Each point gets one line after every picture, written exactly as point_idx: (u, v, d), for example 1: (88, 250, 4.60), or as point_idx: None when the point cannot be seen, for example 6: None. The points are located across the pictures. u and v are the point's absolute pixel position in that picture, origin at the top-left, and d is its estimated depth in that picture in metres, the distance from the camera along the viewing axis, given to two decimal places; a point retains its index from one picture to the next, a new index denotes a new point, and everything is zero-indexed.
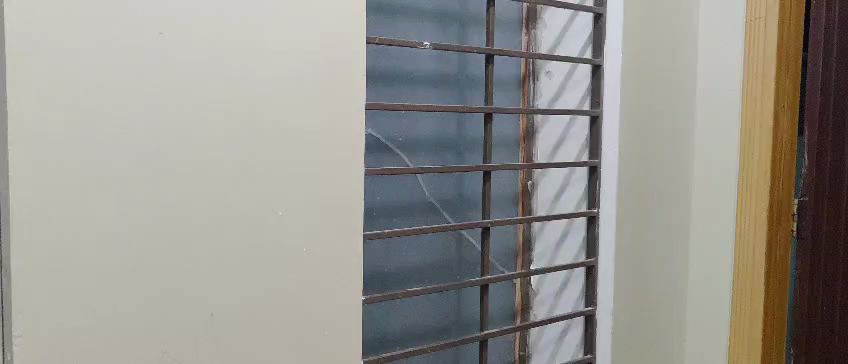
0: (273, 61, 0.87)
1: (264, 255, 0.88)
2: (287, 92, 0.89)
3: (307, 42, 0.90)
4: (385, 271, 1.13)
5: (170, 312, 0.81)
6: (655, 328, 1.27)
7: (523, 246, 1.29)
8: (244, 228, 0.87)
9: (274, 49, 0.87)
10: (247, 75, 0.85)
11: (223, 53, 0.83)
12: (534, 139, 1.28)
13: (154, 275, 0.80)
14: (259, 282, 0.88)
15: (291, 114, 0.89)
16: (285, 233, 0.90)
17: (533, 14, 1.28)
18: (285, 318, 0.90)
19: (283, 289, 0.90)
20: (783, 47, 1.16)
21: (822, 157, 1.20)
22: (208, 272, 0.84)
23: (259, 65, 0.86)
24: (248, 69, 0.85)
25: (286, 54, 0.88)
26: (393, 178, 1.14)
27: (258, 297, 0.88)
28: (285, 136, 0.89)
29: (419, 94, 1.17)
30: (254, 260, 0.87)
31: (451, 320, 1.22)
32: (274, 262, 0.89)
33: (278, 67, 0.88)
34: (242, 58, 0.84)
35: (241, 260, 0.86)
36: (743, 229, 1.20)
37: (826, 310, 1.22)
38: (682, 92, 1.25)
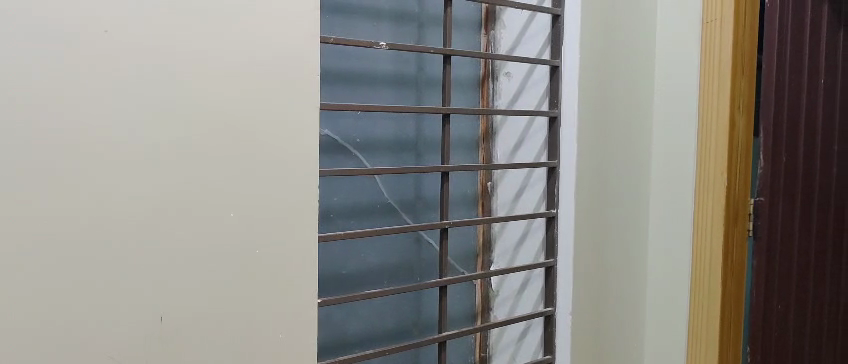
0: (234, 57, 0.83)
1: (217, 258, 0.83)
2: (249, 90, 0.84)
3: (265, 37, 0.85)
4: (340, 274, 1.15)
5: (120, 317, 0.77)
6: (616, 325, 1.34)
7: (484, 245, 1.36)
8: (191, 233, 0.81)
9: (235, 45, 0.83)
10: (205, 71, 0.81)
11: (171, 49, 0.78)
12: (494, 143, 1.34)
13: (103, 280, 0.75)
14: (208, 286, 0.83)
15: (244, 110, 0.84)
16: (235, 237, 0.85)
17: (492, 15, 1.32)
18: (239, 322, 0.85)
19: (231, 295, 0.85)
20: (739, 51, 1.26)
21: (775, 157, 1.38)
22: (159, 276, 0.79)
23: (219, 61, 0.82)
24: (203, 66, 0.80)
25: (244, 49, 0.84)
26: (349, 179, 1.16)
27: (208, 302, 0.83)
28: (246, 135, 0.85)
29: (377, 94, 1.19)
30: (206, 263, 0.83)
31: (411, 322, 1.26)
32: (228, 265, 0.84)
33: (232, 66, 0.83)
34: (201, 53, 0.80)
35: (190, 266, 0.81)
36: (698, 224, 1.31)
37: (771, 290, 1.41)
38: (642, 96, 1.35)
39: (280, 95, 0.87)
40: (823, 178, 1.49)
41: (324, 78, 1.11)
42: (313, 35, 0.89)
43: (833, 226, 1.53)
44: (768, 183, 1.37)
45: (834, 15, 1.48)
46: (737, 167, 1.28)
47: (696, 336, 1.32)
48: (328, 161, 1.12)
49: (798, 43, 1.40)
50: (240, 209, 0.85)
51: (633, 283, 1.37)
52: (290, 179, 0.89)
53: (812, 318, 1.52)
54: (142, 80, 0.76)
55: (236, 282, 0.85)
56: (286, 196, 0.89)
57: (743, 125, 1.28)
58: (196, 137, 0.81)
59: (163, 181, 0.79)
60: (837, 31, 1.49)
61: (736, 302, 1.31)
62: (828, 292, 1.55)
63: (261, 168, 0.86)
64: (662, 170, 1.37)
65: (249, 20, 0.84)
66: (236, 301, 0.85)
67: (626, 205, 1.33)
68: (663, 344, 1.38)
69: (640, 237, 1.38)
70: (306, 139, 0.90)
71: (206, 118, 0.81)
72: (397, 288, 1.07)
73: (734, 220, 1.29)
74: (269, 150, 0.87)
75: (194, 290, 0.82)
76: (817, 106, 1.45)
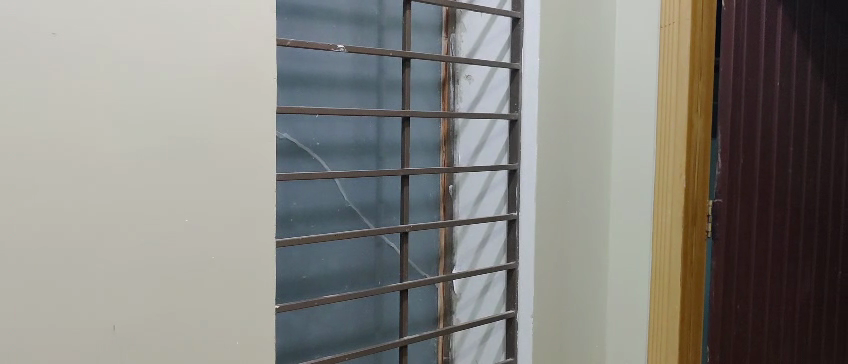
0: (191, 59, 0.80)
1: (173, 266, 0.80)
2: (205, 93, 0.82)
3: (221, 38, 0.83)
4: (301, 278, 1.14)
5: (71, 330, 0.73)
6: (577, 326, 1.34)
7: (446, 248, 1.34)
8: (145, 241, 0.78)
9: (191, 46, 0.80)
10: (159, 72, 0.78)
11: (124, 50, 0.75)
12: (455, 146, 1.33)
13: (53, 290, 0.72)
14: (164, 295, 0.80)
15: (200, 113, 0.82)
16: (192, 243, 0.82)
17: (452, 18, 1.30)
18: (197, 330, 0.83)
19: (188, 304, 0.82)
20: (696, 54, 1.27)
21: (734, 158, 1.40)
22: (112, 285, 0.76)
23: (174, 62, 0.79)
24: (157, 68, 0.78)
25: (199, 51, 0.81)
26: (310, 183, 1.15)
27: (165, 311, 0.80)
28: (201, 139, 0.82)
29: (336, 97, 1.18)
30: (162, 271, 0.80)
31: (373, 326, 1.26)
32: (184, 272, 0.81)
33: (187, 68, 0.80)
34: (155, 54, 0.77)
35: (145, 275, 0.78)
36: (658, 226, 1.32)
37: (729, 289, 1.43)
38: (601, 99, 1.36)
39: (236, 98, 0.85)
40: (778, 179, 1.52)
41: (283, 81, 1.09)
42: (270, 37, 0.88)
43: (788, 226, 1.56)
44: (726, 185, 1.38)
45: (789, 19, 1.50)
46: (695, 169, 1.29)
47: (657, 336, 1.33)
48: (286, 164, 1.11)
49: (755, 46, 1.41)
50: (197, 214, 0.82)
51: (594, 283, 1.38)
52: (246, 184, 0.87)
53: (770, 318, 1.54)
54: (93, 81, 0.73)
55: (192, 289, 0.82)
56: (243, 202, 0.87)
57: (701, 127, 1.29)
58: (150, 140, 0.78)
59: (115, 186, 0.75)
60: (792, 35, 1.52)
61: (695, 302, 1.32)
62: (784, 291, 1.58)
63: (217, 174, 0.84)
64: (622, 173, 1.38)
65: (204, 21, 0.81)
66: (193, 310, 0.82)
67: (586, 207, 1.34)
68: (623, 344, 1.39)
69: (601, 239, 1.39)
70: (263, 144, 0.88)
71: (161, 121, 0.78)
72: (357, 292, 1.05)
73: (693, 221, 1.30)
74: (225, 154, 0.84)
75: (149, 299, 0.79)
76: (773, 108, 1.48)
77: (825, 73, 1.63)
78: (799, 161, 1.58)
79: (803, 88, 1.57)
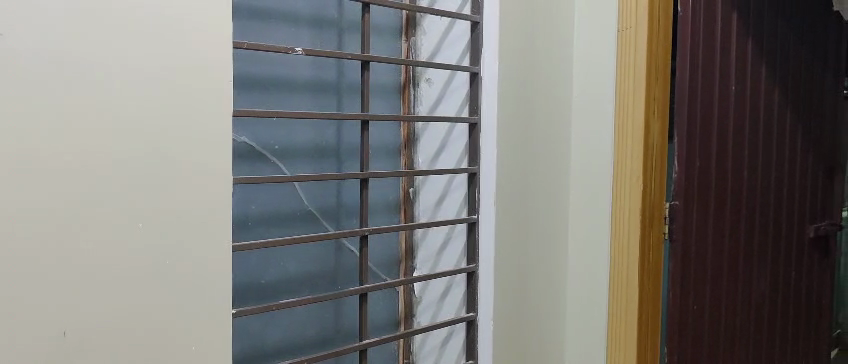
0: (150, 58, 0.76)
1: (131, 276, 0.75)
2: (160, 89, 0.77)
3: (176, 33, 0.78)
4: (259, 283, 1.13)
5: (21, 346, 0.68)
6: (537, 327, 1.35)
7: (406, 251, 1.35)
8: (101, 250, 0.73)
9: (144, 41, 0.75)
10: (109, 68, 0.72)
11: (78, 47, 0.70)
12: (416, 149, 1.34)
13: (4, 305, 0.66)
14: (121, 307, 0.75)
15: (154, 111, 0.76)
16: (151, 253, 0.77)
17: (411, 22, 1.31)
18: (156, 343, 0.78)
19: (143, 316, 0.76)
20: (653, 58, 1.29)
21: (691, 160, 1.42)
22: (67, 297, 0.71)
23: (125, 56, 0.73)
24: (114, 67, 0.73)
25: (152, 45, 0.76)
26: (268, 187, 1.14)
27: (121, 325, 0.75)
28: (161, 141, 0.77)
29: (296, 99, 1.17)
30: (119, 283, 0.74)
31: (332, 330, 1.25)
32: (143, 283, 0.76)
33: (146, 67, 0.75)
34: (104, 48, 0.72)
35: (101, 286, 0.73)
36: (616, 227, 1.34)
37: (687, 290, 1.44)
38: (560, 105, 1.37)
39: (197, 100, 0.80)
40: (733, 182, 1.54)
41: (240, 84, 1.08)
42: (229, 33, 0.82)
43: (743, 227, 1.59)
44: (683, 187, 1.40)
45: (743, 25, 1.53)
46: (652, 171, 1.32)
47: (617, 336, 1.35)
48: (244, 168, 1.10)
49: (709, 52, 1.44)
50: (156, 222, 0.77)
51: (553, 284, 1.39)
52: (205, 187, 0.82)
53: (726, 319, 1.57)
54: (48, 81, 0.68)
55: (151, 301, 0.77)
56: (200, 205, 0.81)
57: (658, 130, 1.32)
58: (106, 143, 0.73)
59: (62, 188, 0.70)
60: (746, 41, 1.54)
61: (653, 301, 1.34)
62: (740, 293, 1.61)
63: (173, 176, 0.78)
64: (579, 178, 1.40)
65: (165, 20, 0.77)
66: (149, 321, 0.77)
67: (546, 211, 1.35)
68: (584, 346, 1.40)
69: (560, 243, 1.40)
70: (221, 144, 0.83)
71: (119, 123, 0.74)
72: (316, 296, 1.04)
73: (650, 223, 1.32)
74: (181, 154, 0.79)
75: (105, 312, 0.73)
76: (728, 112, 1.50)
77: (778, 78, 1.67)
78: (753, 163, 1.61)
79: (756, 93, 1.60)
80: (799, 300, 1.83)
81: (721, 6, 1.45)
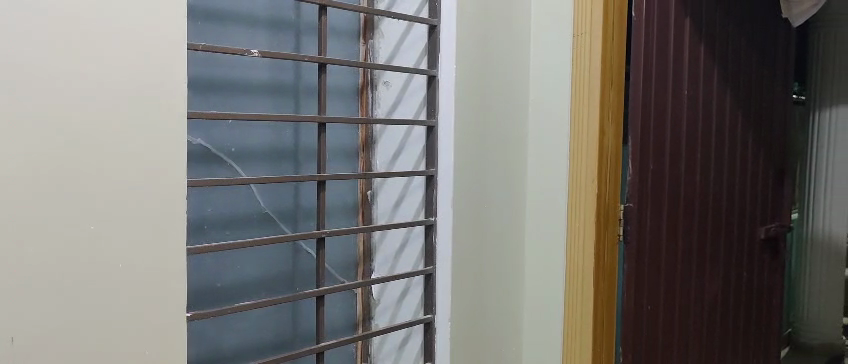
0: (103, 58, 0.75)
1: (83, 279, 0.74)
2: (112, 90, 0.76)
3: (129, 33, 0.77)
4: (216, 286, 1.13)
5: None
6: (494, 328, 1.36)
7: (364, 254, 1.35)
8: (52, 253, 0.72)
9: (96, 41, 0.74)
10: (60, 68, 0.71)
11: (30, 47, 0.69)
12: (373, 151, 1.34)
13: None
14: (73, 311, 0.74)
15: (107, 112, 0.76)
16: (104, 256, 0.76)
17: (369, 25, 1.32)
18: (109, 348, 0.76)
19: (96, 320, 0.75)
20: (607, 63, 1.31)
21: (645, 163, 1.44)
22: (18, 301, 0.69)
23: (77, 56, 0.73)
24: (66, 67, 0.72)
25: (105, 45, 0.75)
26: (224, 190, 1.13)
27: (73, 329, 0.74)
28: (113, 143, 0.76)
29: (252, 101, 1.17)
30: (70, 286, 0.73)
31: (289, 332, 1.25)
32: (95, 286, 0.75)
33: (98, 67, 0.74)
34: (54, 47, 0.71)
35: (52, 290, 0.72)
36: (571, 229, 1.35)
37: (641, 290, 1.46)
38: (516, 109, 1.38)
39: (149, 102, 0.79)
40: (686, 185, 1.57)
41: (197, 86, 1.08)
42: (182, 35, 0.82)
43: (696, 228, 1.62)
44: (637, 189, 1.42)
45: (696, 30, 1.56)
46: (607, 173, 1.33)
47: (572, 335, 1.36)
48: (200, 170, 1.09)
49: (663, 56, 1.46)
50: (109, 224, 0.76)
51: (510, 284, 1.40)
52: (157, 188, 0.81)
53: (679, 318, 1.59)
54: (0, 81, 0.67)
55: (104, 305, 0.76)
56: (153, 206, 0.80)
57: (612, 134, 1.34)
58: (57, 145, 0.72)
59: (13, 189, 0.69)
60: (698, 47, 1.57)
61: (607, 301, 1.36)
62: (693, 293, 1.64)
63: (125, 178, 0.78)
64: (535, 180, 1.42)
65: (118, 21, 0.76)
66: (102, 324, 0.76)
67: (502, 213, 1.36)
68: (540, 345, 1.42)
69: (517, 245, 1.41)
70: (174, 144, 0.82)
71: (71, 124, 0.73)
72: (273, 299, 1.04)
73: (605, 226, 1.34)
74: (134, 156, 0.78)
75: (57, 315, 0.72)
76: (680, 116, 1.53)
77: (730, 81, 1.71)
78: (706, 165, 1.64)
79: (709, 97, 1.63)
80: (750, 299, 1.87)
81: (674, 13, 1.48)
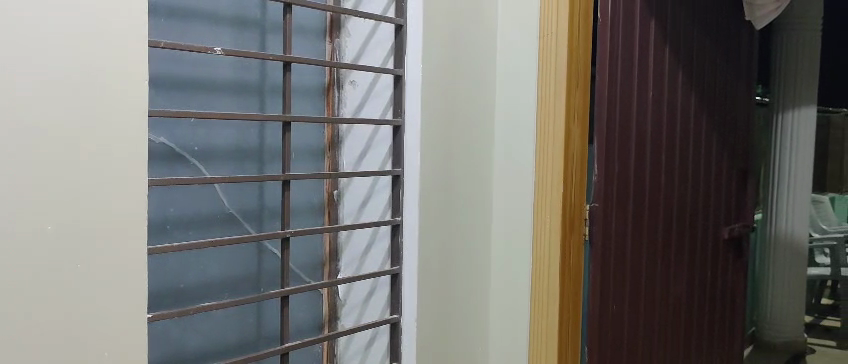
0: (63, 56, 0.73)
1: (41, 281, 0.73)
2: (71, 88, 0.74)
3: (90, 31, 0.76)
4: (178, 287, 1.11)
5: None
6: (461, 329, 1.36)
7: (330, 254, 1.33)
8: (9, 253, 0.70)
9: (56, 38, 0.73)
10: (18, 65, 0.70)
11: None
12: (340, 151, 1.34)
13: None
14: (32, 313, 0.72)
15: (66, 110, 0.74)
16: (63, 258, 0.74)
17: (336, 24, 1.31)
18: (67, 351, 0.75)
19: (54, 322, 0.74)
20: (573, 63, 1.32)
21: (611, 164, 1.45)
22: None
23: (36, 53, 0.71)
24: (24, 64, 0.70)
25: (65, 42, 0.73)
26: (188, 190, 1.12)
27: (31, 331, 0.72)
28: (71, 142, 0.75)
29: (217, 100, 1.15)
30: (28, 288, 0.71)
31: (253, 333, 1.24)
32: (54, 288, 0.74)
33: (57, 65, 0.73)
34: (13, 43, 0.69)
35: (9, 292, 0.70)
36: (537, 229, 1.36)
37: (607, 290, 1.47)
38: (483, 110, 1.39)
39: (109, 101, 0.78)
40: (650, 187, 1.59)
41: (159, 84, 1.06)
42: (143, 34, 0.81)
43: (661, 228, 1.64)
44: (603, 190, 1.43)
45: (661, 31, 1.58)
46: (573, 173, 1.34)
47: (538, 334, 1.37)
48: (163, 169, 1.08)
49: (629, 57, 1.47)
50: (68, 225, 0.75)
51: (477, 284, 1.40)
52: (119, 186, 0.80)
53: (644, 318, 1.61)
54: None
55: (63, 307, 0.74)
56: (114, 205, 0.79)
57: (578, 136, 1.35)
58: (14, 143, 0.70)
59: None
60: (663, 49, 1.59)
61: (573, 301, 1.36)
62: (658, 293, 1.65)
63: (84, 178, 0.76)
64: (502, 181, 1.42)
65: (78, 19, 0.74)
66: (63, 325, 0.74)
67: (469, 214, 1.37)
68: (507, 345, 1.42)
69: (484, 245, 1.42)
70: (135, 142, 0.81)
71: (29, 123, 0.71)
72: (237, 300, 1.02)
73: (570, 226, 1.35)
74: (94, 155, 0.77)
75: (14, 318, 0.70)
76: (645, 117, 1.55)
77: (694, 83, 1.72)
78: (671, 166, 1.66)
79: (674, 98, 1.65)
80: (714, 299, 1.89)
81: (640, 16, 1.49)
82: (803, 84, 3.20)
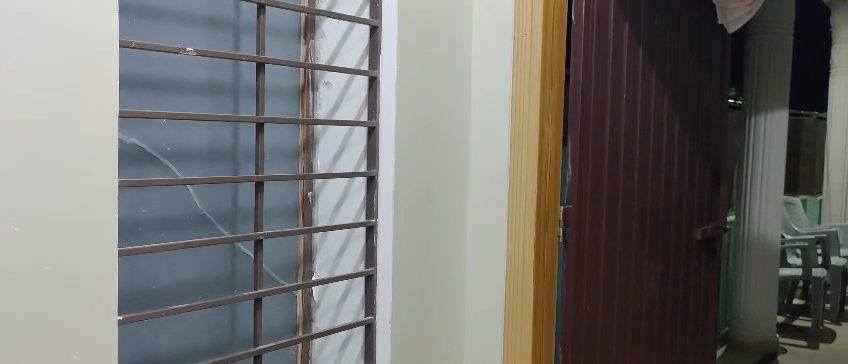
0: (31, 55, 0.72)
1: (7, 282, 0.71)
2: (39, 88, 0.73)
3: (57, 30, 0.75)
4: (150, 288, 1.10)
5: None
6: (436, 330, 1.37)
7: (304, 256, 1.33)
8: None
9: (23, 37, 0.72)
10: None
11: None
12: (314, 152, 1.33)
13: None
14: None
15: (33, 110, 0.73)
16: (30, 259, 0.73)
17: (311, 25, 1.31)
18: (34, 353, 0.74)
19: (21, 324, 0.72)
20: (547, 64, 1.33)
21: (585, 165, 1.46)
22: None
23: (3, 51, 0.70)
24: None
25: (33, 41, 0.73)
26: (160, 191, 1.11)
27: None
28: (38, 142, 0.74)
29: (189, 101, 1.15)
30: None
31: (226, 335, 1.23)
32: (21, 290, 0.73)
33: (25, 64, 0.72)
34: None
35: None
36: (512, 230, 1.37)
37: (582, 291, 1.48)
38: (458, 111, 1.39)
39: (77, 101, 0.77)
40: (624, 188, 1.60)
41: (131, 84, 1.05)
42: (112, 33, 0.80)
43: (635, 230, 1.65)
44: (577, 191, 1.44)
45: (634, 33, 1.59)
46: (548, 174, 1.35)
47: (512, 334, 1.37)
48: (135, 170, 1.07)
49: (603, 59, 1.48)
50: (35, 226, 0.74)
51: (452, 284, 1.41)
52: (87, 187, 0.79)
53: (618, 318, 1.62)
54: None
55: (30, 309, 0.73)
56: (82, 207, 0.78)
57: (552, 137, 1.35)
58: None
59: None
60: (637, 51, 1.60)
61: (548, 300, 1.37)
62: (631, 293, 1.66)
63: (51, 178, 0.75)
64: (476, 182, 1.42)
65: (46, 18, 0.74)
66: (30, 328, 0.73)
67: (444, 214, 1.37)
68: (482, 345, 1.43)
69: (459, 245, 1.42)
70: (105, 142, 0.80)
71: None
72: (210, 302, 1.02)
73: (545, 226, 1.36)
74: (62, 156, 0.76)
75: None
76: (619, 119, 1.56)
77: (668, 85, 1.74)
78: (645, 167, 1.67)
79: (647, 100, 1.66)
80: (688, 300, 1.91)
81: (613, 18, 1.51)
82: (775, 86, 3.24)
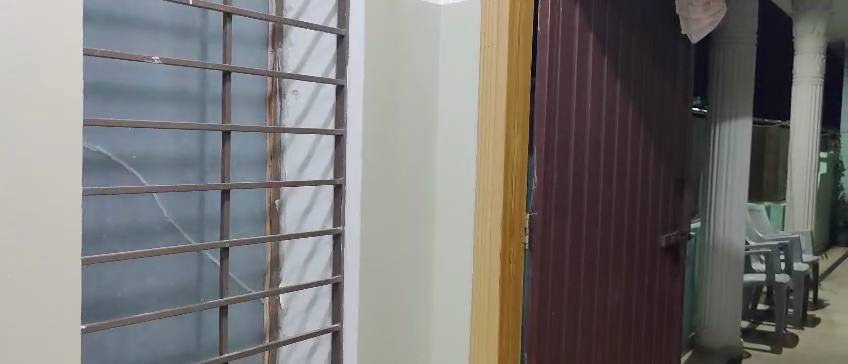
0: None
1: None
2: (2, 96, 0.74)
3: (18, 38, 0.75)
4: (114, 296, 1.10)
5: None
6: (401, 337, 1.38)
7: (272, 263, 1.32)
8: None
9: None
10: None
11: None
12: (282, 159, 1.32)
13: None
14: None
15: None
16: None
17: (279, 33, 1.29)
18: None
19: None
20: (513, 74, 1.35)
21: (551, 173, 1.48)
22: None
23: None
24: None
25: None
26: (126, 199, 1.11)
27: None
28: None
29: (156, 108, 1.15)
30: None
31: (192, 341, 1.23)
32: None
33: None
34: None
35: None
36: (478, 237, 1.38)
37: (547, 297, 1.50)
38: (424, 117, 1.41)
39: (41, 110, 0.77)
40: (589, 194, 1.62)
41: (96, 92, 1.05)
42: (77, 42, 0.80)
43: (601, 236, 1.68)
44: (543, 198, 1.46)
45: (599, 43, 1.61)
46: (513, 182, 1.37)
47: (479, 340, 1.39)
48: (101, 178, 1.07)
49: (568, 68, 1.51)
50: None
51: (418, 291, 1.42)
52: (50, 196, 0.79)
53: (584, 323, 1.64)
54: None
55: None
56: (46, 217, 0.78)
57: (518, 145, 1.37)
58: None
59: None
60: (602, 60, 1.63)
61: (514, 307, 1.39)
62: (596, 299, 1.68)
63: (13, 186, 0.75)
64: (443, 188, 1.44)
65: (10, 26, 0.74)
66: None
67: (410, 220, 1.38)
68: (448, 350, 1.44)
69: (425, 250, 1.43)
70: (67, 151, 0.80)
71: None
72: (174, 311, 1.01)
73: (511, 234, 1.37)
74: (24, 165, 0.76)
75: None
76: (584, 127, 1.58)
77: (632, 93, 1.77)
78: (610, 175, 1.70)
79: (612, 108, 1.69)
80: (653, 305, 1.94)
81: (578, 27, 1.53)
82: (739, 95, 3.29)
